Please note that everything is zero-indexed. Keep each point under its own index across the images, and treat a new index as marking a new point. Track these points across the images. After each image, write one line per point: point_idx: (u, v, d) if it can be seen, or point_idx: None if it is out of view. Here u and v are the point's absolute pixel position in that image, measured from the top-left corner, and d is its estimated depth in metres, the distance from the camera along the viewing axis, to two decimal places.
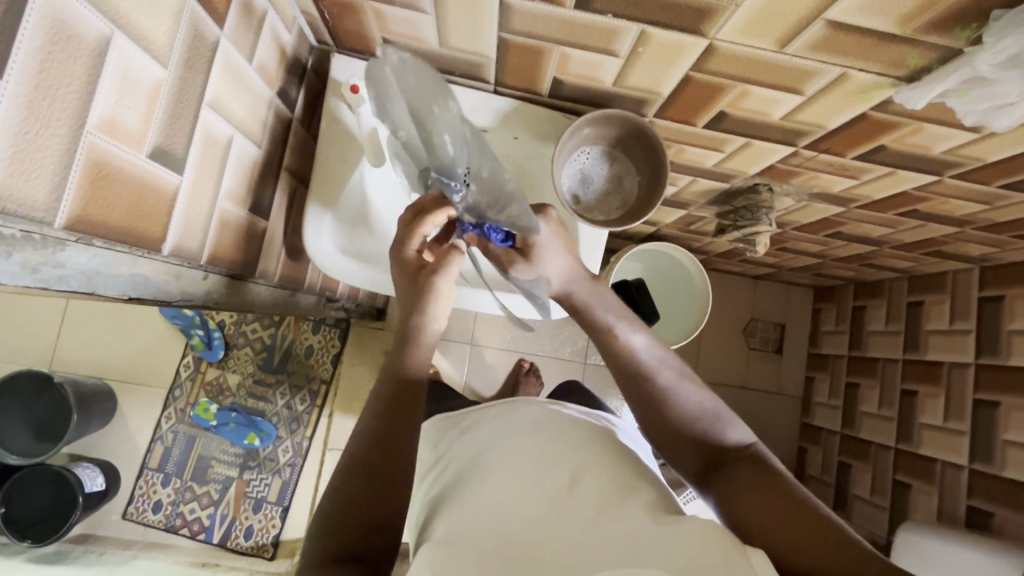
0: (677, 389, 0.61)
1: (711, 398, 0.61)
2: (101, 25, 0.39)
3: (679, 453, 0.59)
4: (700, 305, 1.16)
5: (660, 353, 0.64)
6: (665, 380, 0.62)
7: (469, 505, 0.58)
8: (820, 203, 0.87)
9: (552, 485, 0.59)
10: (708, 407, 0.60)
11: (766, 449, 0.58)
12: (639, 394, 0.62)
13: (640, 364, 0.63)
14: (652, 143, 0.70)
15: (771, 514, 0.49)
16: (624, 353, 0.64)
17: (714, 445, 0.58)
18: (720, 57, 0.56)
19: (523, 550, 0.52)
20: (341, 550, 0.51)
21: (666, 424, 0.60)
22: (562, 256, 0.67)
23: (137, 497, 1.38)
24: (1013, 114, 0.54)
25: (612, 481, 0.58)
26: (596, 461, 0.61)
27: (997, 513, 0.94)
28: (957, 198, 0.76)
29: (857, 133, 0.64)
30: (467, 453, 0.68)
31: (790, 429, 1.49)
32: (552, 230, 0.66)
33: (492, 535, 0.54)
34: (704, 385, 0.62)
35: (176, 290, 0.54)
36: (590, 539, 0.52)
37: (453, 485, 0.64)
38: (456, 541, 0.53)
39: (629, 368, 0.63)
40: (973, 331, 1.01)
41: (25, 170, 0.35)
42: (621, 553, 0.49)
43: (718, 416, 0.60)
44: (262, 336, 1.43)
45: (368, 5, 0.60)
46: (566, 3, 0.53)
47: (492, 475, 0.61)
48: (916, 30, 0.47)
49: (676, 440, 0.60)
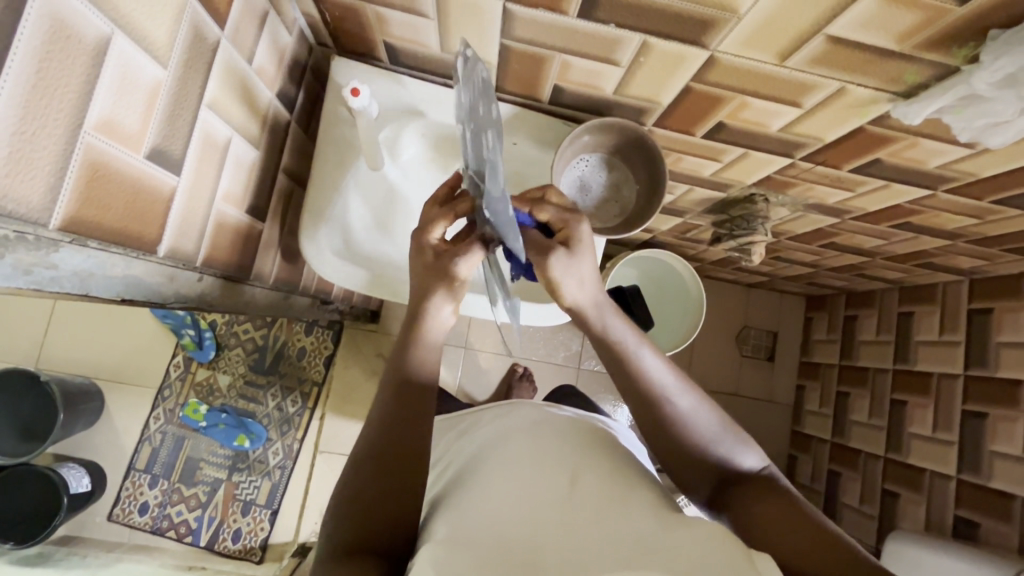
0: (694, 412, 0.59)
1: (724, 422, 0.60)
2: (101, 25, 0.38)
3: (692, 478, 0.58)
4: (694, 313, 1.17)
5: (674, 373, 0.60)
6: (682, 406, 0.59)
7: (470, 505, 0.57)
8: (815, 214, 0.88)
9: (554, 485, 0.59)
10: (724, 431, 0.59)
11: (777, 472, 0.59)
12: (654, 419, 0.59)
13: (655, 388, 0.59)
14: (652, 153, 0.71)
15: (791, 534, 0.49)
16: (639, 375, 0.60)
17: (729, 470, 0.58)
18: (721, 69, 0.56)
19: (523, 554, 0.50)
20: (352, 543, 0.51)
21: (682, 450, 0.58)
22: (592, 265, 0.60)
23: (123, 498, 1.36)
24: (1007, 132, 0.55)
25: (613, 481, 0.59)
26: (600, 462, 0.62)
27: (983, 523, 0.95)
28: (949, 211, 0.77)
29: (854, 147, 0.65)
30: (467, 453, 0.68)
31: (781, 437, 1.49)
32: (587, 244, 0.59)
33: (496, 537, 0.52)
34: (717, 408, 0.60)
35: (170, 291, 0.53)
36: (593, 537, 0.52)
37: (452, 485, 0.63)
38: (458, 542, 0.51)
39: (644, 391, 0.59)
40: (962, 343, 1.02)
41: (20, 171, 0.35)
42: (623, 551, 0.49)
43: (733, 441, 0.59)
44: (254, 337, 1.41)
45: (370, 8, 0.60)
46: (569, 11, 0.53)
47: (494, 476, 0.61)
48: (914, 48, 0.48)
49: (691, 466, 0.58)
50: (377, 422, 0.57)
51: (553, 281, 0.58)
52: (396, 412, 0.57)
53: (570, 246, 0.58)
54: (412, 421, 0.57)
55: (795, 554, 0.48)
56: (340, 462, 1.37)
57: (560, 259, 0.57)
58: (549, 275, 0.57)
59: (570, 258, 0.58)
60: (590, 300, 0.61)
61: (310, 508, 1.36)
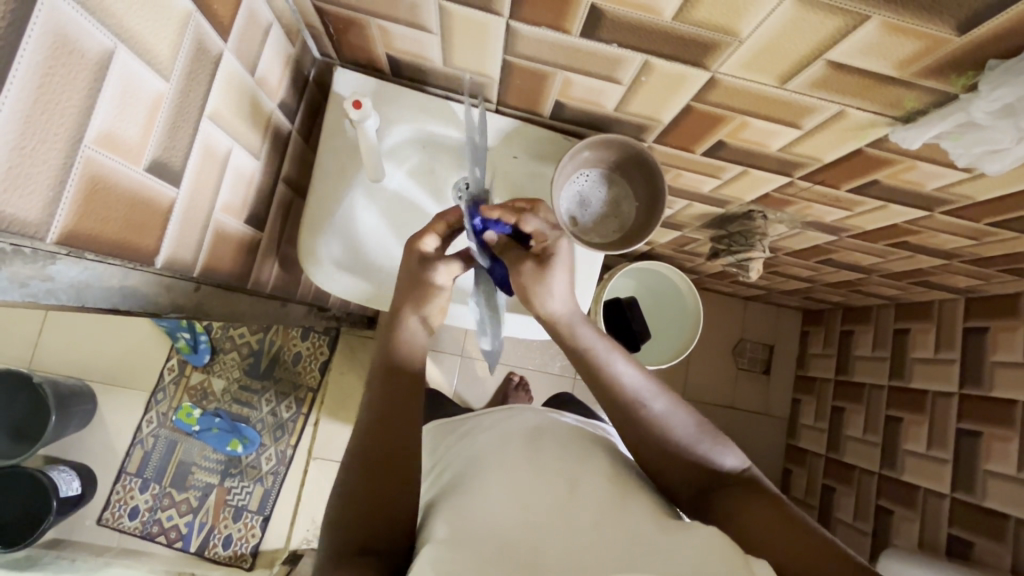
0: (669, 415, 0.60)
1: (701, 424, 0.61)
2: (104, 39, 0.38)
3: (674, 482, 0.59)
4: (691, 327, 1.16)
5: (648, 379, 0.61)
6: (657, 409, 0.60)
7: (467, 505, 0.57)
8: (813, 231, 0.88)
9: (555, 491, 0.58)
10: (701, 432, 0.60)
11: (758, 471, 0.60)
12: (631, 427, 0.60)
13: (630, 395, 0.60)
14: (652, 170, 0.71)
15: (776, 530, 0.50)
16: (613, 384, 0.61)
17: (709, 471, 0.59)
18: (721, 90, 0.56)
19: (522, 553, 0.50)
20: (351, 545, 0.51)
21: (664, 451, 0.59)
22: (568, 277, 0.62)
23: (113, 502, 1.35)
24: (1005, 159, 0.55)
25: (612, 485, 0.59)
26: (600, 467, 0.62)
27: (977, 542, 0.95)
28: (945, 232, 0.77)
29: (852, 168, 0.65)
30: (465, 456, 0.69)
31: (777, 450, 1.49)
32: (564, 258, 0.61)
33: (494, 535, 0.53)
34: (692, 409, 0.61)
35: (167, 301, 0.53)
36: (591, 540, 0.52)
37: (449, 488, 0.63)
38: (457, 543, 0.51)
39: (619, 398, 0.60)
40: (957, 362, 1.02)
41: (19, 186, 0.34)
42: (621, 555, 0.49)
43: (710, 442, 0.60)
44: (250, 341, 1.41)
45: (373, 22, 0.60)
46: (572, 30, 0.53)
47: (491, 479, 0.61)
48: (913, 74, 0.48)
49: (671, 472, 0.59)
50: (366, 420, 0.58)
51: (525, 290, 0.61)
52: (393, 416, 0.57)
53: (542, 259, 0.60)
54: (406, 423, 0.57)
55: (780, 546, 0.49)
56: (334, 468, 1.37)
57: (530, 267, 0.60)
58: (520, 281, 0.60)
59: (541, 270, 0.60)
60: (562, 310, 0.62)
61: (302, 514, 1.35)
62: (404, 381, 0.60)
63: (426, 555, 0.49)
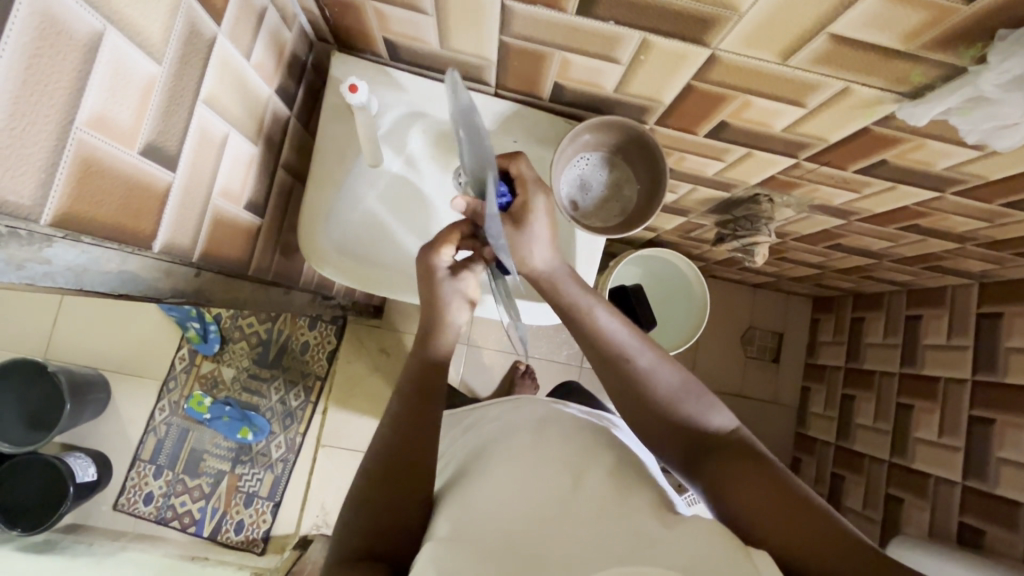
0: (655, 369, 0.59)
1: (690, 381, 0.60)
2: (93, 21, 0.38)
3: (662, 441, 0.58)
4: (697, 314, 1.15)
5: (634, 333, 0.61)
6: (643, 363, 0.59)
7: (470, 499, 0.57)
8: (820, 214, 0.87)
9: (557, 483, 0.58)
10: (685, 388, 0.59)
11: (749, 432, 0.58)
12: (619, 379, 0.60)
13: (613, 347, 0.60)
14: (653, 152, 0.70)
15: (764, 504, 0.49)
16: (597, 335, 0.61)
17: (696, 428, 0.58)
18: (723, 67, 0.55)
19: (525, 548, 0.51)
20: (361, 547, 0.52)
21: (649, 407, 0.59)
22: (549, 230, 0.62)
23: (128, 488, 1.38)
24: (1016, 134, 0.53)
25: (616, 480, 0.58)
26: (602, 460, 0.61)
27: (989, 529, 0.93)
28: (956, 214, 0.75)
29: (859, 148, 0.64)
30: (471, 448, 0.69)
31: (786, 438, 1.48)
32: (542, 209, 0.61)
33: (498, 532, 0.53)
34: (680, 367, 0.60)
35: (167, 286, 0.53)
36: (598, 537, 0.51)
37: (455, 480, 0.63)
38: (458, 541, 0.51)
39: (602, 350, 0.61)
40: (970, 348, 1.00)
41: (10, 169, 0.35)
42: (625, 551, 0.48)
43: (698, 400, 0.59)
44: (258, 331, 1.42)
45: (369, 5, 0.59)
46: (568, 8, 0.52)
47: (494, 471, 0.61)
48: (920, 47, 0.47)
49: (657, 426, 0.59)
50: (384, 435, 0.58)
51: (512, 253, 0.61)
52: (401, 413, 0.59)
53: (521, 217, 0.61)
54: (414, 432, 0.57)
55: (763, 520, 0.48)
56: (342, 455, 1.38)
57: (508, 229, 0.60)
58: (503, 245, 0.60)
59: (519, 230, 0.60)
60: (545, 265, 0.62)
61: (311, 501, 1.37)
62: (408, 375, 0.61)
63: (427, 552, 0.49)
